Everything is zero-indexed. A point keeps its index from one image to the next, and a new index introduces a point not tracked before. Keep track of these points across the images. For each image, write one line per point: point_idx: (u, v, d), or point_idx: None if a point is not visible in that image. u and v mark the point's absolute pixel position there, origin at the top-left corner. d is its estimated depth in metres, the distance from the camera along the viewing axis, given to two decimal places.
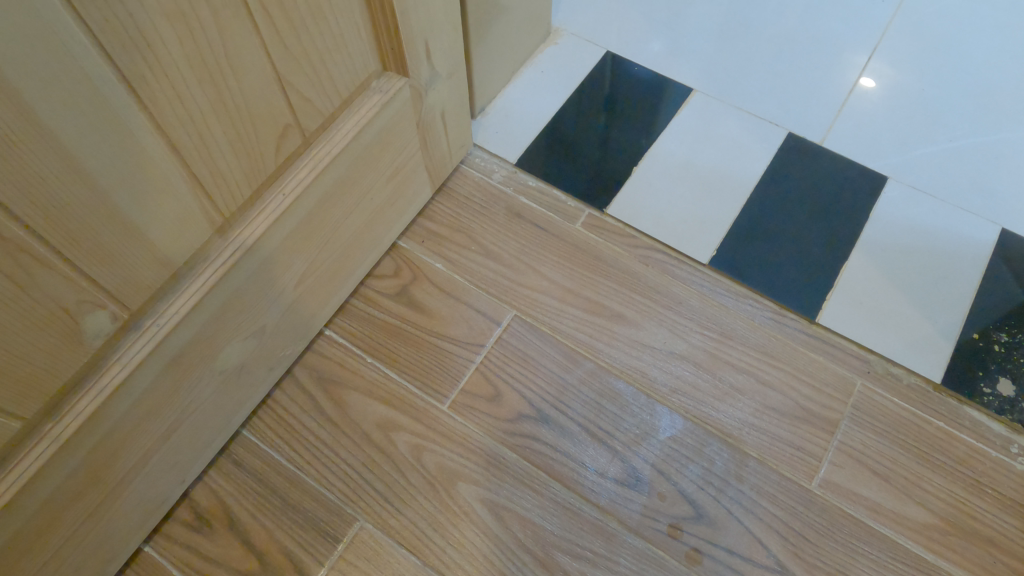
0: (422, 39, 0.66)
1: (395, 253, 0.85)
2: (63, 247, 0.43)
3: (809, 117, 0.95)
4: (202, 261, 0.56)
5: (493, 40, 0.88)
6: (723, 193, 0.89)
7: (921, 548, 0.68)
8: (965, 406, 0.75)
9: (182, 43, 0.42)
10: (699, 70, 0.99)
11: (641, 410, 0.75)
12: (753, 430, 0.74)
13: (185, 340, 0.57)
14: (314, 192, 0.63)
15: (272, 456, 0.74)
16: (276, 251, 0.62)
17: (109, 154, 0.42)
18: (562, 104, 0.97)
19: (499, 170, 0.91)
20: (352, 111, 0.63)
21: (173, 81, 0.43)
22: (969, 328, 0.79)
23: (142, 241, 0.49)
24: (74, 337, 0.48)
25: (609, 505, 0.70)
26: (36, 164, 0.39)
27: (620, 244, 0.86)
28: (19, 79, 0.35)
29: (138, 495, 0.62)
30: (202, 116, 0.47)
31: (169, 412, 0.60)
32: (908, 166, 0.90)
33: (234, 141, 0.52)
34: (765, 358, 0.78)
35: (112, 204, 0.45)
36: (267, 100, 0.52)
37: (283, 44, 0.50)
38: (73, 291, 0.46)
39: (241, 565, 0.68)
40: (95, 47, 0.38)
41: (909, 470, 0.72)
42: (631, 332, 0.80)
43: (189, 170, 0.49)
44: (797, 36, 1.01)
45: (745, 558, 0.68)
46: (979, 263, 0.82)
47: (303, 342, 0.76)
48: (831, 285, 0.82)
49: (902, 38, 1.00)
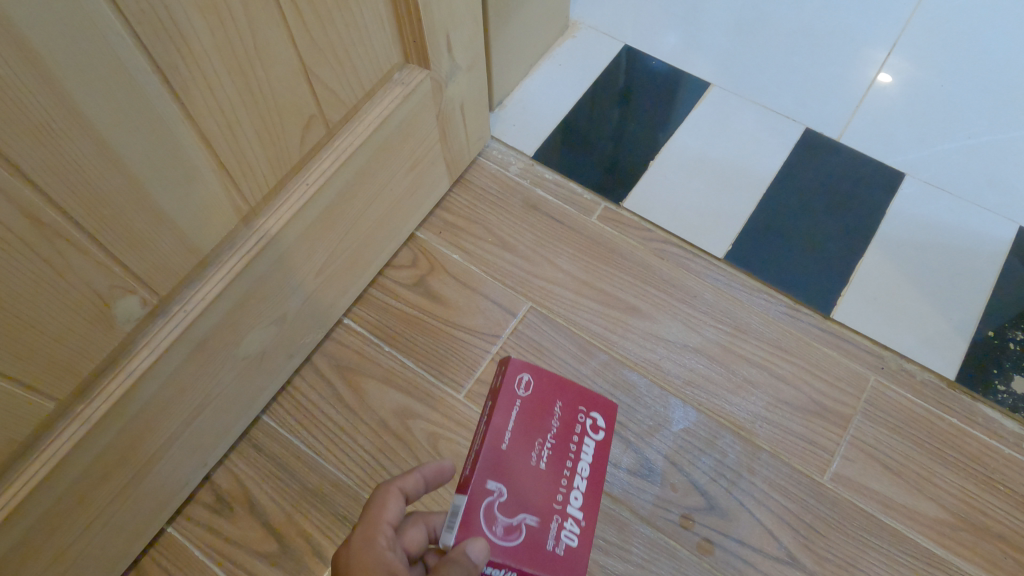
0: (444, 31, 0.67)
1: (413, 244, 0.86)
2: (98, 233, 0.45)
3: (827, 112, 0.94)
4: (228, 249, 0.57)
5: (512, 33, 0.89)
6: (739, 188, 0.89)
7: (932, 542, 0.69)
8: (978, 403, 0.75)
9: (214, 35, 0.43)
10: (716, 64, 0.99)
11: (655, 402, 0.76)
12: (766, 423, 0.75)
13: (210, 325, 0.58)
14: (337, 182, 0.64)
15: (291, 441, 0.75)
16: (299, 241, 0.64)
17: (142, 142, 0.43)
18: (579, 98, 0.97)
19: (516, 162, 0.92)
20: (374, 103, 0.64)
21: (205, 72, 0.44)
22: (984, 326, 0.79)
23: (171, 227, 0.50)
24: (105, 321, 0.49)
25: (622, 495, 0.71)
26: (74, 151, 0.40)
27: (635, 237, 0.86)
28: (59, 67, 0.36)
29: (162, 477, 0.64)
30: (231, 105, 0.48)
31: (194, 395, 0.61)
32: (926, 162, 0.90)
33: (261, 131, 0.53)
34: (779, 352, 0.78)
35: (144, 191, 0.46)
36: (294, 92, 0.53)
37: (310, 36, 0.51)
38: (106, 277, 0.47)
39: (261, 546, 0.70)
40: (132, 38, 0.39)
41: (921, 465, 0.72)
42: (646, 325, 0.81)
43: (218, 160, 0.50)
44: (816, 30, 1.01)
45: (755, 549, 0.69)
46: (996, 260, 0.82)
47: (322, 330, 0.78)
48: (846, 281, 0.82)
49: (922, 34, 0.99)
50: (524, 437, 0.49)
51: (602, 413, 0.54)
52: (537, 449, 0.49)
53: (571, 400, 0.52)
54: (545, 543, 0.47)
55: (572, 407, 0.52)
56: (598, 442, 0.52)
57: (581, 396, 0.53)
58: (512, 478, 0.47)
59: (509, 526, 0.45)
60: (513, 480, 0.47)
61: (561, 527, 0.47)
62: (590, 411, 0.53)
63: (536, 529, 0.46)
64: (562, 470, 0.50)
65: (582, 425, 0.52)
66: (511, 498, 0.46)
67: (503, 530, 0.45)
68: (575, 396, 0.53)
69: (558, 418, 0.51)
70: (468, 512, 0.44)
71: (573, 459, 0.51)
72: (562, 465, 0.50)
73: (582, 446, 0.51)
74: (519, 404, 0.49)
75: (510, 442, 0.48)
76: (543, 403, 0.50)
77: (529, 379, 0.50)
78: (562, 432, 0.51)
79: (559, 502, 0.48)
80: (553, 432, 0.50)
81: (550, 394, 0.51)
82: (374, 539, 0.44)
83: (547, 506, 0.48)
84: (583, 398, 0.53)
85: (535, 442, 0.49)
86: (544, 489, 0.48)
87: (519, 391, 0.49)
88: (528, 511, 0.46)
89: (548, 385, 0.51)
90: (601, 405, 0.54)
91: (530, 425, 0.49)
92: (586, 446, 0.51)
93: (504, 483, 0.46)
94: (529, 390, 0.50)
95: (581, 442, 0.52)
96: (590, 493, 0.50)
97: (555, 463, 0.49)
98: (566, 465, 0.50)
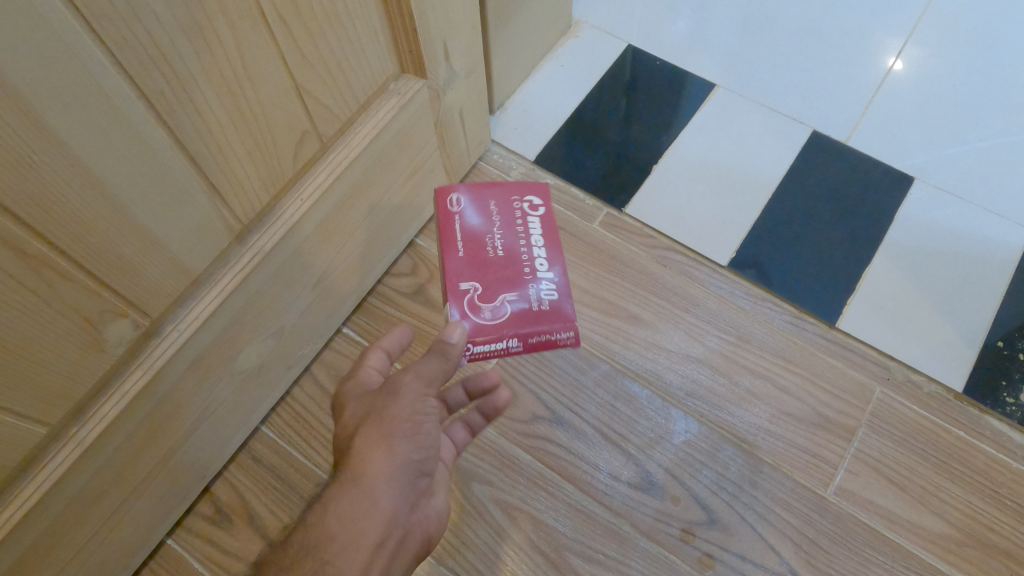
0: (441, 40, 0.65)
1: (413, 251, 0.85)
2: (85, 262, 0.44)
3: (835, 114, 0.92)
4: (221, 267, 0.56)
5: (513, 34, 0.87)
6: (745, 193, 0.87)
7: (936, 559, 0.68)
8: (986, 416, 0.73)
9: (200, 57, 0.42)
10: (722, 63, 0.97)
11: (657, 414, 0.75)
12: (768, 435, 0.74)
13: (205, 343, 0.57)
14: (332, 196, 0.63)
15: (290, 453, 0.75)
16: (295, 254, 0.63)
17: (127, 168, 0.42)
18: (581, 99, 0.95)
19: (517, 166, 0.91)
20: (370, 114, 0.63)
21: (191, 94, 0.43)
22: (993, 335, 0.77)
23: (160, 250, 0.49)
24: (96, 346, 0.48)
25: (622, 508, 0.71)
26: (57, 180, 0.39)
27: (637, 244, 0.85)
28: (38, 99, 0.35)
29: (160, 491, 0.64)
30: (221, 127, 0.47)
31: (192, 410, 0.61)
32: (937, 166, 0.87)
33: (252, 150, 0.51)
34: (783, 363, 0.77)
35: (131, 216, 0.45)
36: (285, 108, 0.52)
37: (301, 51, 0.49)
38: (94, 302, 0.46)
39: (261, 560, 0.70)
40: (115, 66, 0.38)
41: (926, 479, 0.71)
42: (648, 334, 0.79)
43: (208, 181, 0.49)
44: (825, 28, 0.98)
45: (757, 564, 0.68)
46: (1007, 268, 0.80)
47: (320, 341, 0.77)
48: (853, 289, 0.81)
49: (934, 31, 0.96)
50: (480, 238, 0.73)
51: (536, 194, 0.77)
52: (491, 240, 0.73)
53: (504, 194, 0.76)
54: (530, 301, 0.72)
55: (507, 200, 0.76)
56: (540, 214, 0.76)
57: (511, 190, 0.76)
58: (484, 277, 0.71)
59: (489, 309, 0.70)
60: (479, 275, 0.71)
61: (537, 285, 0.73)
62: (528, 195, 0.77)
63: (515, 298, 0.71)
64: (519, 243, 0.74)
65: (520, 207, 0.76)
66: (483, 288, 0.71)
67: (489, 312, 0.70)
68: (508, 190, 0.76)
69: (497, 210, 0.75)
70: (460, 309, 0.70)
71: (524, 233, 0.75)
72: (513, 245, 0.74)
73: (526, 220, 0.75)
74: (455, 212, 0.73)
75: (463, 249, 0.72)
76: (479, 207, 0.74)
77: (456, 198, 0.74)
78: (507, 218, 0.75)
79: (528, 272, 0.73)
80: (498, 222, 0.74)
81: (475, 196, 0.74)
82: (355, 376, 0.53)
83: (518, 282, 0.72)
84: (513, 190, 0.76)
85: (485, 238, 0.73)
86: (508, 270, 0.72)
87: (453, 207, 0.73)
88: (500, 292, 0.71)
89: (473, 192, 0.75)
90: (530, 189, 0.77)
91: (479, 227, 0.73)
92: (531, 223, 0.75)
93: (471, 279, 0.71)
94: (460, 204, 0.74)
95: (532, 220, 0.76)
96: (549, 254, 0.75)
97: (505, 245, 0.73)
98: (521, 235, 0.74)
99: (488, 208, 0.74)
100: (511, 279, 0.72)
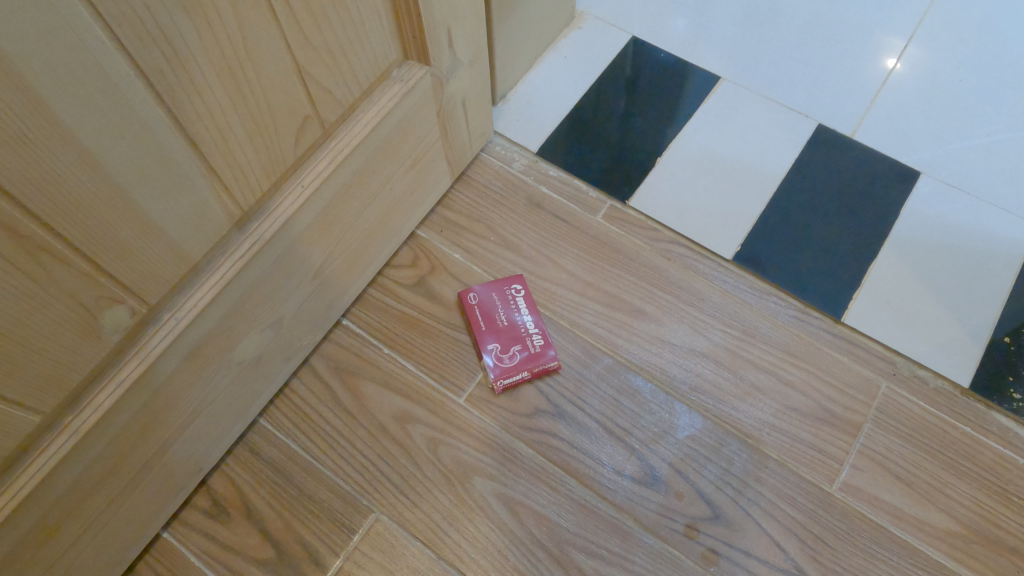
0: (444, 26, 0.64)
1: (414, 243, 0.84)
2: (82, 245, 0.43)
3: (840, 107, 0.91)
4: (220, 254, 0.55)
5: (516, 24, 0.86)
6: (749, 186, 0.86)
7: (943, 556, 0.67)
8: (992, 412, 0.73)
9: (200, 36, 0.41)
10: (726, 56, 0.96)
11: (660, 408, 0.74)
12: (773, 430, 0.73)
13: (203, 332, 0.56)
14: (334, 183, 0.62)
15: (288, 446, 0.74)
16: (295, 242, 0.62)
17: (126, 150, 0.41)
18: (585, 91, 0.94)
19: (519, 158, 0.90)
20: (372, 100, 0.62)
21: (191, 74, 0.42)
22: (999, 331, 0.76)
23: (158, 234, 0.48)
24: (92, 332, 0.47)
25: (626, 503, 0.70)
26: (54, 160, 0.38)
27: (641, 237, 0.84)
28: (34, 76, 0.34)
29: (157, 483, 0.63)
30: (221, 110, 0.46)
31: (189, 401, 0.60)
32: (943, 161, 0.87)
33: (253, 134, 0.50)
34: (788, 357, 0.76)
35: (129, 199, 0.44)
36: (286, 93, 0.51)
37: (302, 34, 0.48)
38: (90, 287, 0.45)
39: (259, 554, 0.69)
40: (114, 44, 0.36)
41: (933, 475, 0.70)
42: (651, 328, 0.79)
43: (208, 165, 0.48)
44: (830, 21, 0.97)
45: (762, 560, 0.68)
46: (1012, 264, 0.80)
47: (319, 332, 0.76)
48: (858, 284, 0.80)
49: (940, 26, 0.96)
50: (489, 317, 0.77)
51: (520, 281, 0.80)
52: (497, 312, 0.77)
53: (499, 285, 0.79)
54: (532, 346, 0.76)
55: (502, 288, 0.79)
56: (525, 288, 0.80)
57: (503, 280, 0.80)
58: (497, 335, 0.76)
59: (507, 359, 0.75)
60: (493, 335, 0.76)
61: (534, 333, 0.76)
62: (514, 280, 0.80)
63: (522, 347, 0.75)
64: (515, 308, 0.78)
65: (513, 294, 0.79)
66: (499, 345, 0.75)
67: (507, 361, 0.75)
68: (501, 282, 0.79)
69: (498, 295, 0.78)
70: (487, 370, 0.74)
71: (516, 300, 0.78)
72: (512, 309, 0.77)
73: (516, 295, 0.79)
74: (469, 303, 0.78)
75: (481, 325, 0.76)
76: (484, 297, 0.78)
77: (469, 298, 0.78)
78: (503, 300, 0.78)
79: (525, 328, 0.77)
80: (498, 302, 0.78)
81: (484, 299, 0.78)
82: None
83: (519, 334, 0.76)
84: (504, 280, 0.80)
85: (492, 310, 0.77)
86: (513, 329, 0.76)
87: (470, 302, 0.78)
88: (511, 344, 0.75)
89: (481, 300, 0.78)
90: (513, 275, 0.81)
91: (486, 304, 0.77)
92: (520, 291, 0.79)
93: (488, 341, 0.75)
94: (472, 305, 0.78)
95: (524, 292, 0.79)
96: (534, 308, 0.78)
97: (508, 309, 0.77)
98: (514, 303, 0.78)
99: (492, 300, 0.78)
100: (514, 332, 0.76)
